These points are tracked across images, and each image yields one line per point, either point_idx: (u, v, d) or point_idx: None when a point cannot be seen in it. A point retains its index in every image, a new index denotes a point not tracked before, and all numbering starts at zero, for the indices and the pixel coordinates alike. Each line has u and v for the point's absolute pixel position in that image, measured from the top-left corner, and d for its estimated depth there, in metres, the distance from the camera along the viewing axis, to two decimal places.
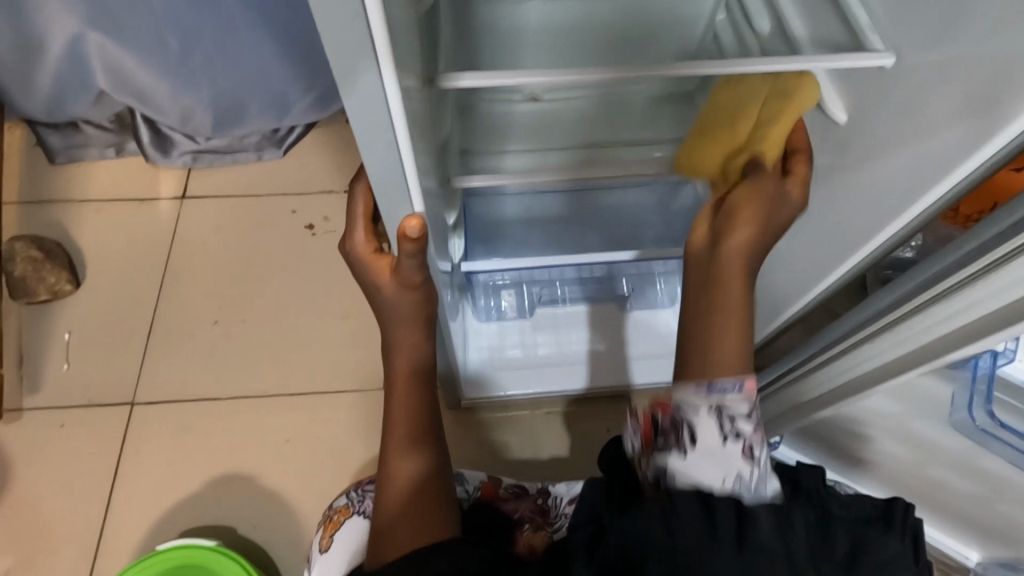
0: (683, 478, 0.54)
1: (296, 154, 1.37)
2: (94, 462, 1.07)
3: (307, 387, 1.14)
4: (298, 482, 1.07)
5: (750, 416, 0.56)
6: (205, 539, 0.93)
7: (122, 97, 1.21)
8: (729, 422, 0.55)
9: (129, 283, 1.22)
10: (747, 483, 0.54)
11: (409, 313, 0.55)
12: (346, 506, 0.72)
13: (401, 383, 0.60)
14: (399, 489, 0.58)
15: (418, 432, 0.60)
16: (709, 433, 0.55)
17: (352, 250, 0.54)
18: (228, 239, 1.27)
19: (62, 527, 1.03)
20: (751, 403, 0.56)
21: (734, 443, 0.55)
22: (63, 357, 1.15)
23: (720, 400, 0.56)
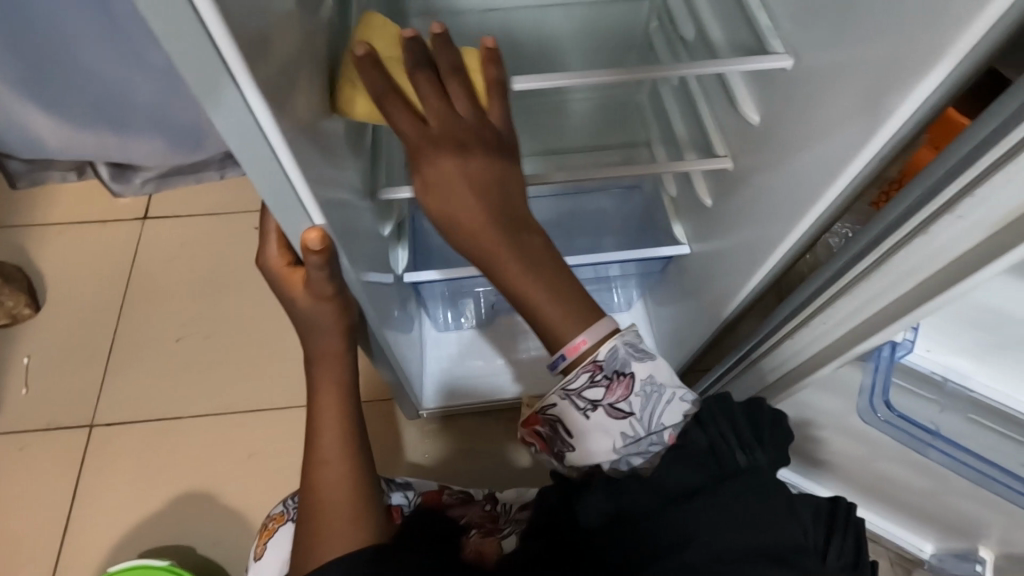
0: (588, 459, 0.61)
1: None
2: (52, 487, 1.07)
3: (269, 403, 1.14)
4: (259, 497, 1.06)
5: (594, 381, 0.57)
6: (159, 559, 0.91)
7: (64, 137, 1.19)
8: (583, 402, 0.58)
9: (90, 304, 1.22)
10: (629, 433, 0.59)
11: (331, 325, 0.57)
12: (281, 514, 0.72)
13: (328, 394, 0.61)
14: (328, 498, 0.58)
15: (351, 439, 0.61)
16: (573, 419, 0.60)
17: (267, 264, 0.55)
18: (190, 258, 1.28)
19: (20, 552, 1.02)
20: (590, 370, 0.57)
21: (595, 413, 0.59)
22: (22, 381, 1.15)
23: (560, 385, 0.59)
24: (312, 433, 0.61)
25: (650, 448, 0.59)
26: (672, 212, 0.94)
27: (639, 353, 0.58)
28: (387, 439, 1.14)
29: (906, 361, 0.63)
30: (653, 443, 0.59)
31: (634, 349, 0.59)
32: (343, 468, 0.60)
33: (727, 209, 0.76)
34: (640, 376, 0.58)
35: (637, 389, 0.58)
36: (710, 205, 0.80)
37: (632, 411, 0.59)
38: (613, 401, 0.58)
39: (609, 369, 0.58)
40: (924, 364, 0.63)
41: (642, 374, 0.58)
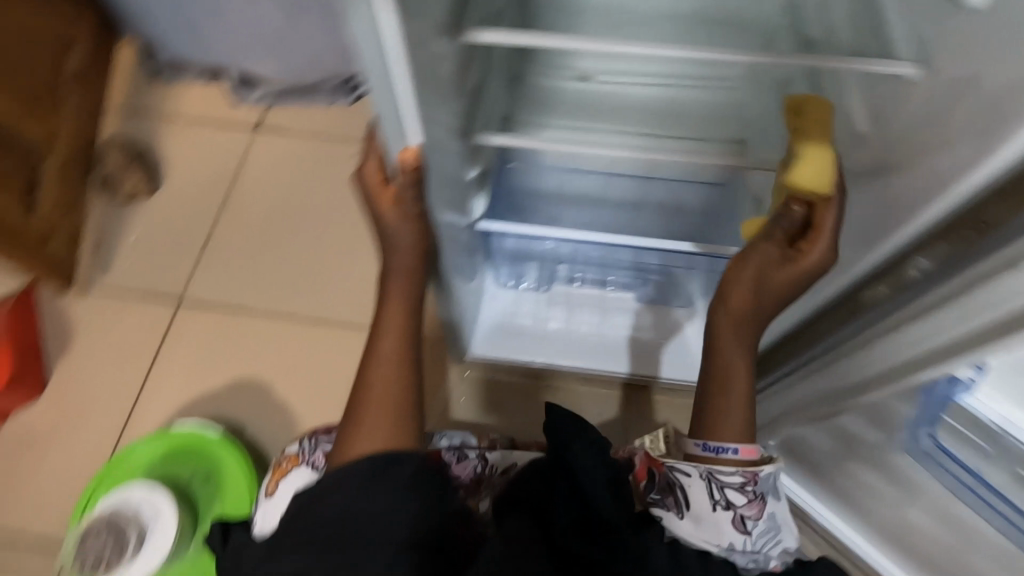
0: (677, 530, 0.59)
1: (364, 104, 1.45)
2: (140, 347, 1.20)
3: (333, 317, 1.23)
4: (308, 399, 1.16)
5: (743, 486, 0.62)
6: (215, 427, 1.00)
7: (208, 39, 1.30)
8: (719, 493, 0.62)
9: (196, 195, 1.34)
10: (735, 545, 0.60)
11: (410, 242, 0.64)
12: (296, 456, 0.76)
13: (394, 304, 0.68)
14: (376, 395, 0.64)
15: (404, 350, 0.67)
16: (698, 496, 0.61)
17: (363, 177, 0.62)
18: (289, 172, 1.37)
19: (104, 399, 1.16)
20: (746, 475, 0.63)
21: (723, 510, 0.61)
22: (130, 251, 1.28)
23: (708, 467, 0.63)
24: (376, 335, 0.68)
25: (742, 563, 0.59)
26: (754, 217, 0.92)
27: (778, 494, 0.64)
28: (430, 376, 1.20)
29: None
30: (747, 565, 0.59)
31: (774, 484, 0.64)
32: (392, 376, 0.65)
33: None
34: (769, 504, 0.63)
35: (765, 515, 0.62)
36: None
37: (753, 522, 0.61)
38: (743, 511, 0.61)
39: (759, 488, 0.63)
40: None
41: (771, 505, 0.63)
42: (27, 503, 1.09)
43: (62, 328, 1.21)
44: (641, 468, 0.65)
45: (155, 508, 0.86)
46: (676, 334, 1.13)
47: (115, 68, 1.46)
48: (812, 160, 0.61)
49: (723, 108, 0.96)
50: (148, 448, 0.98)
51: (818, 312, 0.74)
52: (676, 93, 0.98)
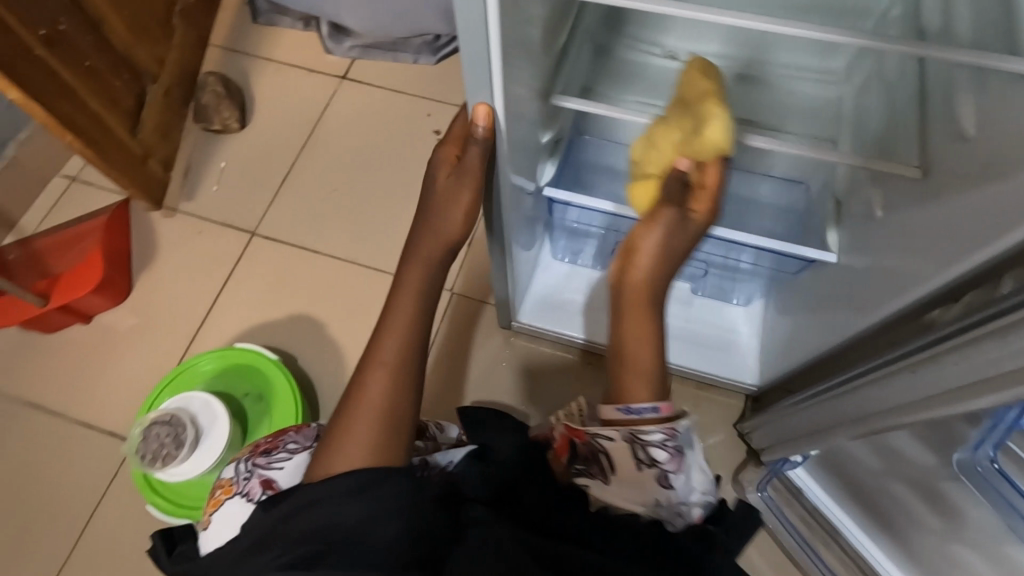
0: (603, 498, 0.67)
1: (447, 64, 1.47)
2: (211, 270, 1.27)
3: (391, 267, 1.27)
4: (359, 341, 1.21)
5: (665, 443, 0.67)
6: (270, 352, 1.05)
7: None
8: (641, 452, 0.67)
9: (279, 135, 1.40)
10: (658, 496, 0.66)
11: (460, 219, 0.67)
12: (229, 484, 0.69)
13: (405, 299, 0.68)
14: (369, 397, 0.63)
15: (404, 356, 0.66)
16: (622, 457, 0.68)
17: (437, 152, 0.68)
18: (367, 123, 1.41)
19: (175, 313, 1.23)
20: (666, 431, 0.67)
21: (647, 468, 0.67)
22: (215, 180, 1.35)
23: (630, 430, 0.68)
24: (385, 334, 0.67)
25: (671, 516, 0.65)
26: (832, 218, 0.87)
27: (697, 446, 0.69)
28: (475, 337, 1.22)
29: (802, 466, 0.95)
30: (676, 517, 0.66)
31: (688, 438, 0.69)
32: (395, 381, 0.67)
33: (893, 223, 0.70)
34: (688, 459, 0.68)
35: (687, 466, 0.68)
36: (878, 217, 0.74)
37: (674, 477, 0.67)
38: (663, 466, 0.67)
39: (677, 441, 0.67)
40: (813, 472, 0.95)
41: (688, 457, 0.68)
42: (94, 398, 1.15)
43: (146, 242, 1.29)
44: (566, 437, 0.72)
45: (213, 417, 0.92)
46: (728, 331, 1.10)
47: (222, 7, 1.54)
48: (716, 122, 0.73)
49: (815, 102, 0.92)
50: (209, 362, 1.06)
51: (888, 322, 0.70)
52: (766, 81, 0.94)
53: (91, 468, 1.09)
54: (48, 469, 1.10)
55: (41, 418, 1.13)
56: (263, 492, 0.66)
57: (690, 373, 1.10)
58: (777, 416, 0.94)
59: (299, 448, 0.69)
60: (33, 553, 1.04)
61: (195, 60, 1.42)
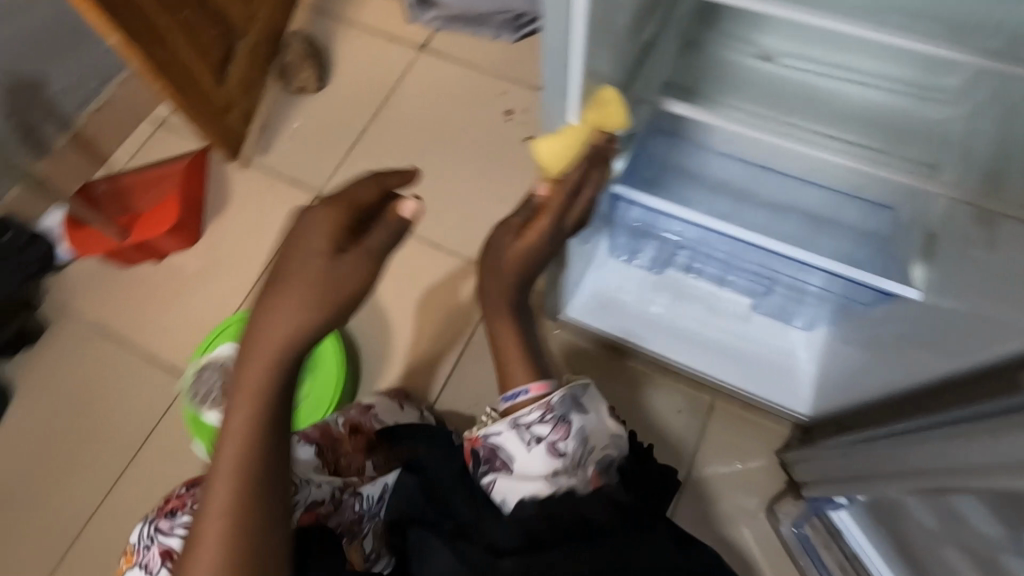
0: (507, 492, 0.72)
1: (526, 44, 1.45)
2: (274, 226, 1.31)
3: (444, 243, 1.26)
4: (405, 313, 1.21)
5: (543, 417, 0.72)
6: None
7: None
8: (527, 432, 0.72)
9: (353, 100, 1.42)
10: (556, 470, 0.71)
11: (351, 284, 0.55)
12: (132, 553, 0.75)
13: (252, 370, 0.54)
14: (220, 488, 0.54)
15: (252, 432, 0.55)
16: (512, 445, 0.72)
17: (312, 213, 0.58)
18: (439, 96, 1.40)
19: (237, 263, 1.28)
20: (541, 408, 0.72)
21: (537, 445, 0.72)
22: (288, 138, 1.39)
23: (513, 418, 0.73)
24: (230, 402, 0.56)
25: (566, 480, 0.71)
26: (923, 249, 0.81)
27: (580, 404, 0.74)
28: None
29: (837, 514, 0.93)
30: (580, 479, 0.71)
31: (579, 400, 0.74)
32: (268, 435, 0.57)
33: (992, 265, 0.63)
34: (573, 425, 0.73)
35: (575, 429, 0.72)
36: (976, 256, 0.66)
37: (560, 448, 0.72)
38: (550, 438, 0.72)
39: (557, 412, 0.73)
40: (846, 521, 0.92)
41: (575, 422, 0.73)
42: (157, 334, 1.22)
43: (219, 192, 1.34)
44: (469, 447, 0.76)
45: None
46: (785, 354, 1.04)
47: None
48: (556, 137, 0.64)
49: (918, 123, 0.84)
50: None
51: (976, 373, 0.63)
52: (865, 95, 0.86)
53: (147, 399, 1.16)
54: (110, 395, 1.17)
55: (109, 346, 1.21)
56: (162, 563, 0.72)
57: (739, 392, 1.05)
58: (830, 449, 0.89)
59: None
60: (89, 470, 1.12)
61: (283, 19, 1.45)
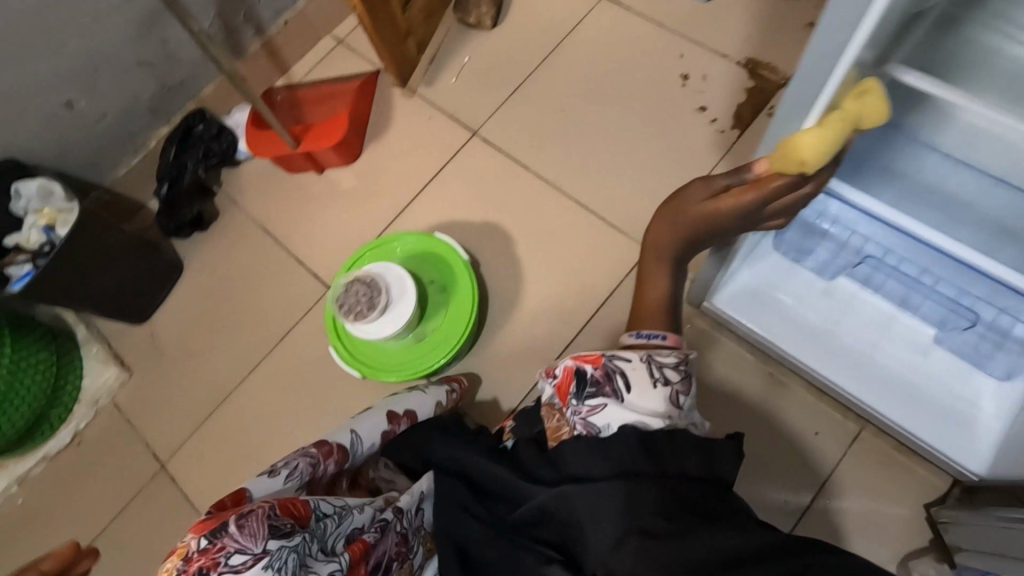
0: (614, 419, 0.68)
1: (719, 5, 1.33)
2: (428, 159, 1.32)
3: (592, 206, 1.21)
4: (539, 269, 1.18)
5: (675, 364, 0.71)
6: (463, 251, 1.09)
7: None
8: (655, 370, 0.70)
9: (524, 42, 1.37)
10: (672, 411, 0.69)
11: None
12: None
13: None
14: None
15: None
16: (637, 377, 0.70)
17: None
18: (615, 49, 1.32)
19: (389, 188, 1.32)
20: (677, 358, 0.72)
21: (661, 387, 0.70)
22: (455, 73, 1.38)
23: (648, 355, 0.72)
24: None
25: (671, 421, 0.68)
26: None
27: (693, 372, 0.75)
28: None
29: None
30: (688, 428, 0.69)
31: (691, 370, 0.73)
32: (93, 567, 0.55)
33: None
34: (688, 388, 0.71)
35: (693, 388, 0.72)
36: None
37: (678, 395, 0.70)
38: (676, 384, 0.70)
39: (686, 368, 0.72)
40: None
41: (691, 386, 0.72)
42: (309, 241, 1.29)
43: (383, 116, 1.37)
44: (575, 369, 0.72)
45: (402, 291, 0.97)
46: (965, 401, 0.90)
47: None
48: (816, 129, 0.52)
49: None
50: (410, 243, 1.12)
51: None
52: None
53: (292, 299, 1.24)
54: (261, 289, 1.26)
55: (266, 244, 1.30)
56: None
57: (897, 428, 0.93)
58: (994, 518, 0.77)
59: (250, 555, 0.54)
60: (235, 352, 1.22)
61: None
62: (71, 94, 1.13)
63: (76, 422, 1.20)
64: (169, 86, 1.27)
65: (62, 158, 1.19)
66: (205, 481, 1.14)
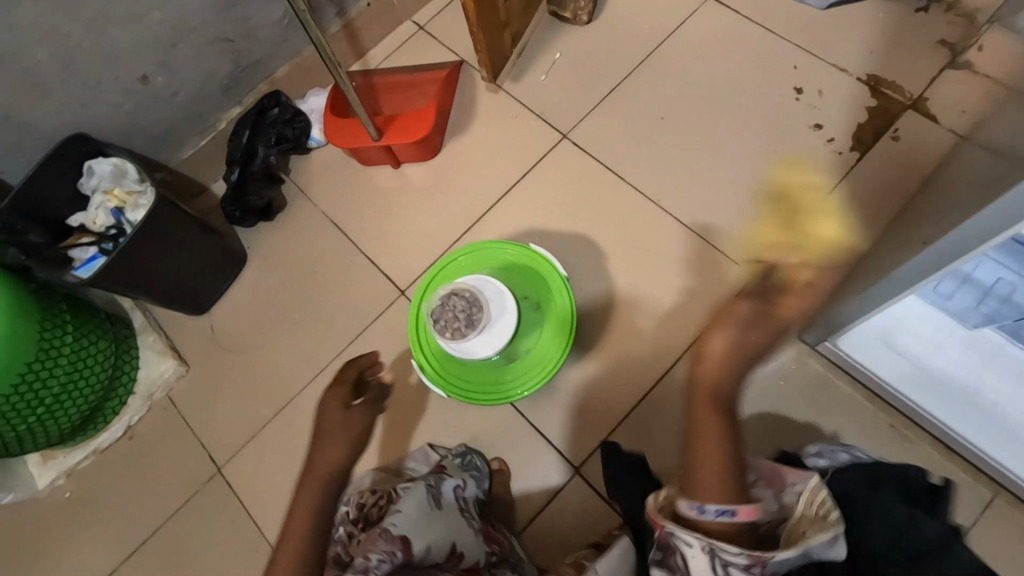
0: None
1: (839, 14, 1.22)
2: (513, 159, 1.23)
3: (693, 225, 1.12)
4: (631, 289, 1.10)
5: (747, 563, 0.62)
6: (561, 268, 1.02)
7: None
8: (720, 559, 0.63)
9: (621, 42, 1.28)
10: None
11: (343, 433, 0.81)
12: None
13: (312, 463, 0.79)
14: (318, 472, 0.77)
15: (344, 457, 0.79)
16: (698, 563, 0.64)
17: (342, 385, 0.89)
18: (721, 56, 1.23)
19: (469, 189, 1.22)
20: (752, 556, 0.62)
21: (726, 574, 0.63)
22: (545, 69, 1.29)
23: (711, 542, 0.63)
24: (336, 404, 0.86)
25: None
26: None
27: (821, 541, 0.62)
28: None
29: None
30: None
31: (805, 556, 0.63)
32: (340, 402, 0.85)
33: None
34: (779, 572, 0.64)
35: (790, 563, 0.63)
36: None
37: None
38: (752, 565, 0.62)
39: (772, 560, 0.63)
40: None
41: (783, 569, 0.64)
42: (382, 240, 1.21)
43: (465, 112, 1.29)
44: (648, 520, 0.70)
45: (502, 308, 0.90)
46: None
47: None
48: None
49: None
50: (504, 254, 1.05)
51: None
52: None
53: (363, 302, 1.16)
54: (329, 287, 1.19)
55: (336, 239, 1.22)
56: None
57: None
58: None
59: None
60: (299, 353, 1.15)
61: None
62: (146, 69, 1.06)
63: (129, 416, 1.14)
64: (246, 67, 1.19)
65: (131, 136, 1.12)
66: (263, 490, 1.07)
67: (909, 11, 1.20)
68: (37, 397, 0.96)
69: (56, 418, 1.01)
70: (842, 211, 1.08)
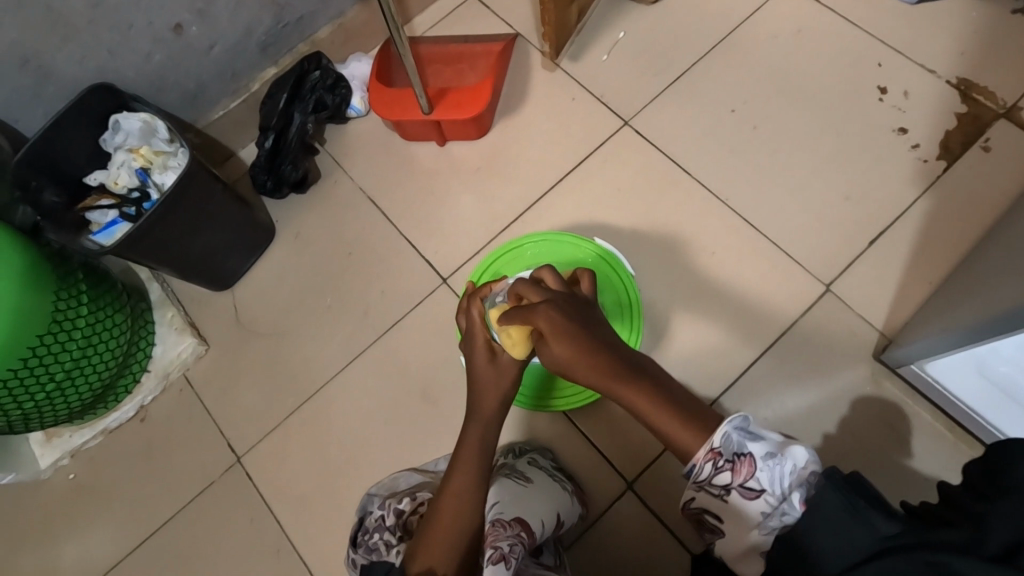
0: (741, 539, 0.58)
1: (928, 10, 1.14)
2: (569, 144, 1.14)
3: (764, 229, 1.04)
4: (693, 292, 1.02)
5: (717, 466, 0.57)
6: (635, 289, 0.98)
7: None
8: (714, 489, 0.58)
9: (691, 25, 1.19)
10: (765, 505, 0.55)
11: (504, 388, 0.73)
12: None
13: (476, 419, 0.72)
14: (472, 441, 0.71)
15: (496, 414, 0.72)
16: (710, 505, 0.59)
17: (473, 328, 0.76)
18: (799, 48, 1.14)
19: (520, 173, 1.14)
20: (709, 456, 0.57)
21: (732, 496, 0.57)
22: (607, 49, 1.19)
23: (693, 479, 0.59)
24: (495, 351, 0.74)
25: (784, 522, 0.54)
26: None
27: (750, 433, 0.58)
28: (832, 356, 0.97)
29: None
30: (785, 505, 0.54)
31: (746, 429, 0.58)
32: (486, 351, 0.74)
33: None
34: (762, 456, 0.56)
35: (752, 449, 0.57)
36: None
37: (779, 508, 0.54)
38: (739, 479, 0.56)
39: (728, 449, 0.57)
40: None
41: (761, 452, 0.56)
42: (424, 222, 1.12)
43: (518, 90, 1.19)
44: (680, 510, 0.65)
45: None
46: None
47: None
48: None
49: None
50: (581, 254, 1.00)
51: None
52: None
53: (402, 288, 1.08)
54: (365, 270, 1.10)
55: (374, 219, 1.13)
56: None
57: None
58: None
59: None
60: (330, 340, 1.06)
61: None
62: (182, 17, 0.96)
63: (142, 396, 1.05)
64: (286, 24, 1.09)
65: (159, 91, 1.02)
66: (287, 486, 0.99)
67: (1005, 12, 1.11)
68: (47, 373, 0.88)
69: (66, 395, 0.92)
70: (926, 224, 1.01)
